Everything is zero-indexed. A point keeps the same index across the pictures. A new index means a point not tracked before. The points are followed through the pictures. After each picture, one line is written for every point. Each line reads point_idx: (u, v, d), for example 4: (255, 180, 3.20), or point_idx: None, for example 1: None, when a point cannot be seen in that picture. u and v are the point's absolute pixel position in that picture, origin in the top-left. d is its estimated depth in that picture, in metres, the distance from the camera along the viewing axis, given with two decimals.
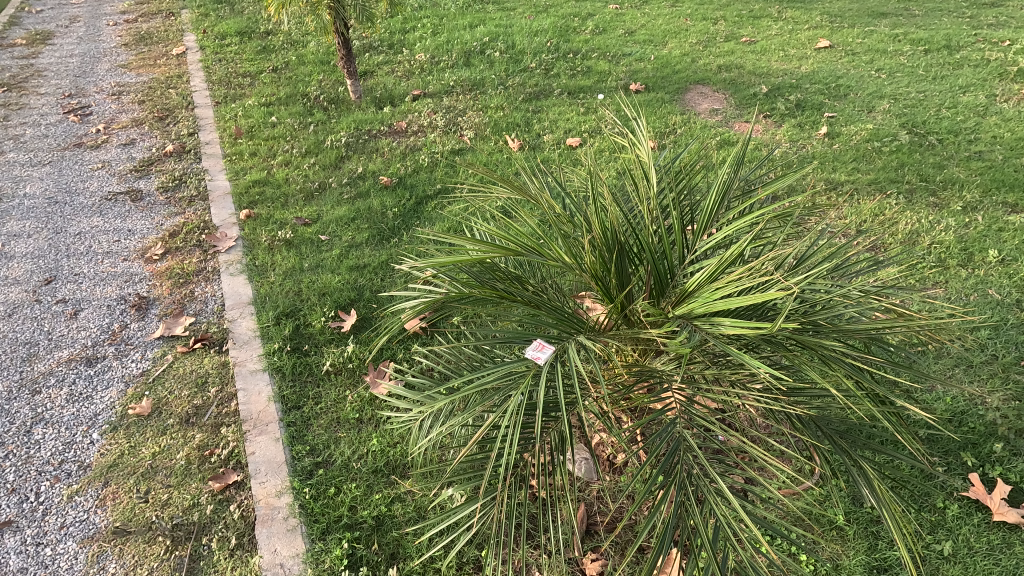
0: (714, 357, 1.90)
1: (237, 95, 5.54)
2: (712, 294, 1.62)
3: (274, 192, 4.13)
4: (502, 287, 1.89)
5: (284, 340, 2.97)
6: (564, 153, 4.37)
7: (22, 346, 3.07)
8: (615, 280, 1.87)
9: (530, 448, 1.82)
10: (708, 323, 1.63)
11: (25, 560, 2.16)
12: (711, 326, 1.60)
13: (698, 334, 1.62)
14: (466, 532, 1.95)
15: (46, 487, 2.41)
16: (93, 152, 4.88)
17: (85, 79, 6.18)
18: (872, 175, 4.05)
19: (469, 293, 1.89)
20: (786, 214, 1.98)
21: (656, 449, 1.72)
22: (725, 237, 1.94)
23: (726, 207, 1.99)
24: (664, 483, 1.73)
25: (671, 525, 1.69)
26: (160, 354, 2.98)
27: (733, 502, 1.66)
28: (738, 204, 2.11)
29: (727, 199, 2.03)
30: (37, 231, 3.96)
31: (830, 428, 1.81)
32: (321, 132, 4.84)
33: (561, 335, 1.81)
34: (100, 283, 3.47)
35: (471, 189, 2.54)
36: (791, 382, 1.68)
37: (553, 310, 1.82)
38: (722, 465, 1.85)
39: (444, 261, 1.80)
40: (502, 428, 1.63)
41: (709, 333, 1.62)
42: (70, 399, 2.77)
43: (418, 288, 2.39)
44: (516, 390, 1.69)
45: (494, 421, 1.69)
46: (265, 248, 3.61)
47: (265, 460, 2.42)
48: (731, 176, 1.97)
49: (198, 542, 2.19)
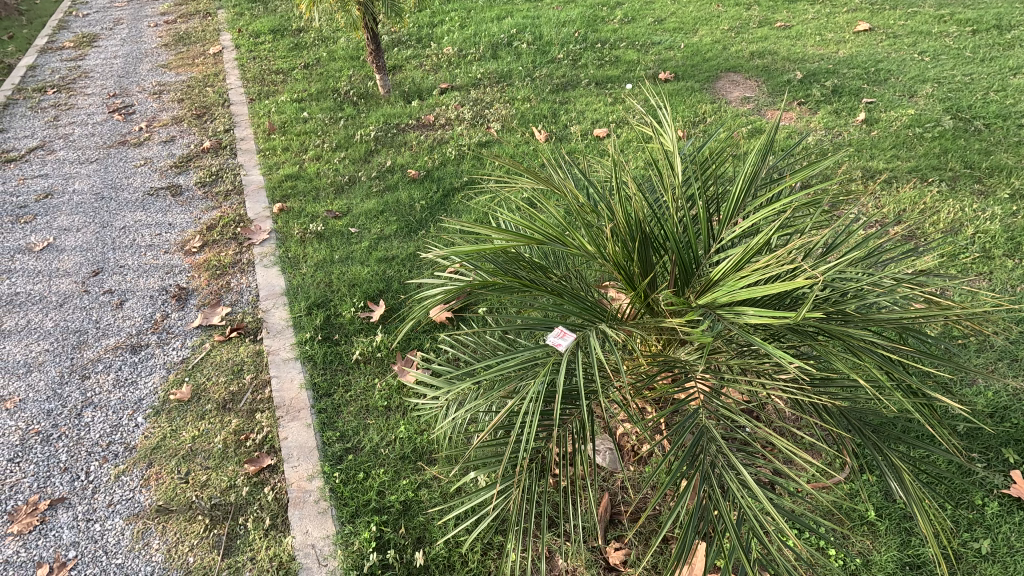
0: (740, 349, 1.86)
1: (270, 91, 5.68)
2: (737, 284, 1.59)
3: (306, 186, 4.25)
4: (525, 276, 1.89)
5: (315, 330, 3.07)
6: (591, 144, 4.34)
7: (73, 334, 3.24)
8: (638, 269, 1.86)
9: (552, 436, 1.83)
10: (732, 313, 1.60)
11: (77, 535, 2.30)
12: (734, 316, 1.58)
13: (721, 323, 1.59)
14: (488, 516, 1.98)
15: (95, 466, 2.55)
16: (136, 149, 5.08)
17: (129, 79, 6.43)
18: (913, 162, 3.90)
19: (492, 282, 1.89)
20: (816, 202, 1.93)
21: (680, 440, 1.69)
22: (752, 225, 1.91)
23: (754, 195, 1.94)
24: (688, 472, 1.72)
25: (696, 516, 1.68)
26: (199, 342, 3.10)
27: (758, 494, 1.64)
28: (766, 193, 2.06)
29: (754, 187, 1.98)
30: (85, 225, 4.16)
31: (861, 422, 1.75)
32: (351, 127, 4.92)
33: (583, 324, 1.81)
34: (144, 274, 3.63)
35: (496, 180, 2.56)
36: (819, 373, 1.64)
37: (575, 298, 1.81)
38: (747, 456, 1.83)
39: (467, 250, 1.82)
40: (522, 413, 1.64)
41: (733, 323, 1.60)
42: (117, 384, 2.91)
43: (444, 278, 2.42)
44: (537, 377, 1.69)
45: (515, 407, 1.70)
46: (298, 240, 3.72)
47: (296, 445, 2.51)
48: (758, 164, 1.94)
49: (235, 522, 2.28)
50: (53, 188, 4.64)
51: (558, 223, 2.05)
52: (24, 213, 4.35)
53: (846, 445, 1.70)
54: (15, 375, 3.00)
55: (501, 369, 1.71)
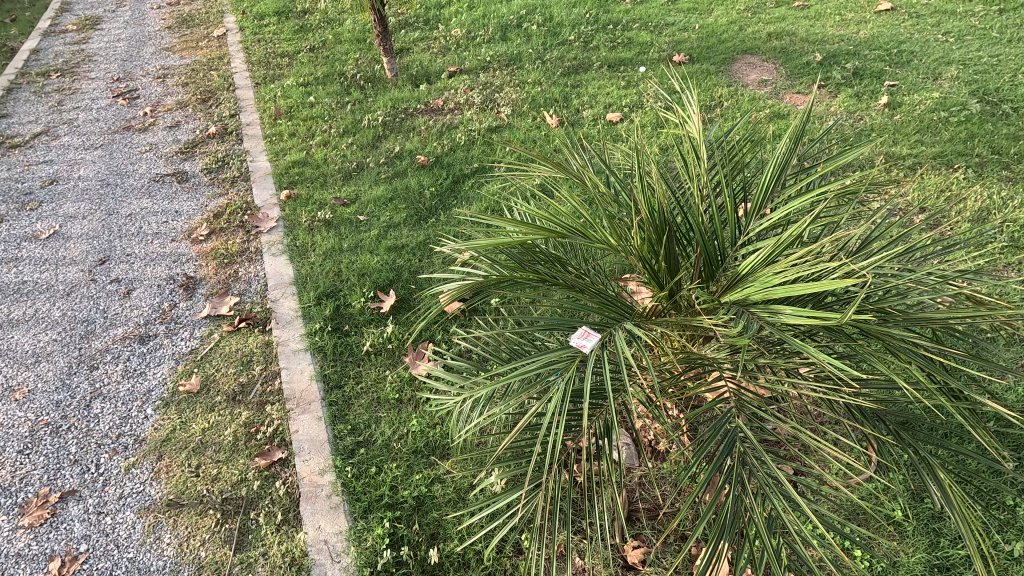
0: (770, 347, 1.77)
1: (276, 75, 5.58)
2: (773, 280, 1.49)
3: (314, 173, 4.18)
4: (543, 270, 1.81)
5: (325, 321, 3.02)
6: (604, 129, 4.23)
7: (81, 324, 3.20)
8: (662, 263, 1.77)
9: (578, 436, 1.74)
10: (766, 312, 1.52)
11: (88, 528, 2.28)
12: (770, 316, 1.49)
13: (758, 323, 1.50)
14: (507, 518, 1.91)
15: (105, 459, 2.52)
16: (141, 135, 5.01)
17: (132, 63, 6.34)
18: (938, 148, 3.78)
19: (510, 277, 1.81)
20: (851, 192, 1.83)
21: (711, 444, 1.62)
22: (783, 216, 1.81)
23: (785, 185, 1.85)
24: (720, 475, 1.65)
25: (731, 519, 1.61)
26: (207, 333, 3.05)
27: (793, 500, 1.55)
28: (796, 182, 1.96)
29: (784, 177, 1.89)
30: (91, 212, 4.11)
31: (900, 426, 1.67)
32: (358, 111, 4.83)
33: (606, 321, 1.72)
34: (151, 263, 3.57)
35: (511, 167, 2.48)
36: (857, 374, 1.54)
37: (597, 294, 1.73)
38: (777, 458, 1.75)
39: (483, 244, 1.74)
40: (546, 416, 1.52)
41: (768, 322, 1.51)
42: (126, 375, 2.88)
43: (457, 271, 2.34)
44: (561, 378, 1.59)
45: (539, 409, 1.60)
46: (306, 229, 3.66)
47: (308, 438, 2.48)
48: (789, 152, 1.84)
49: (247, 516, 2.25)
50: (58, 174, 4.59)
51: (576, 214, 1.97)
52: (30, 200, 4.30)
53: (884, 452, 1.62)
54: (24, 365, 2.97)
55: (523, 368, 1.60)
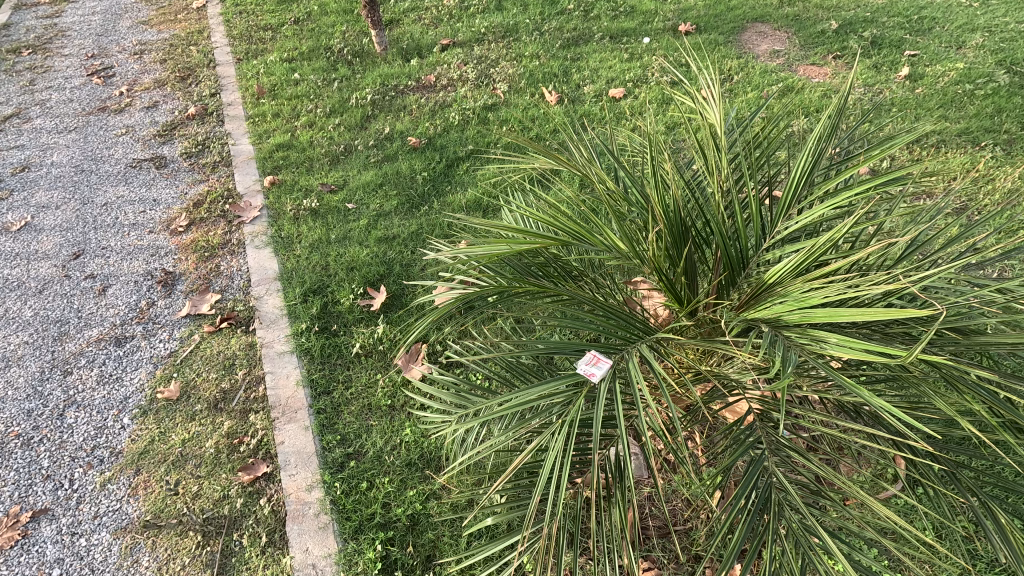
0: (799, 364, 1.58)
1: (259, 50, 5.27)
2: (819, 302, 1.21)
3: (299, 157, 3.94)
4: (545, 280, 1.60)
5: (311, 320, 2.83)
6: (606, 107, 3.98)
7: (54, 324, 3.02)
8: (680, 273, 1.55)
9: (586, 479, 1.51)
10: (807, 339, 1.24)
11: (61, 551, 2.14)
12: (811, 345, 1.22)
13: (798, 353, 1.23)
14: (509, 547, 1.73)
15: (79, 473, 2.37)
16: (117, 117, 4.74)
17: (107, 38, 6.00)
18: (963, 124, 3.54)
19: (507, 286, 1.60)
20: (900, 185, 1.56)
21: (744, 489, 1.38)
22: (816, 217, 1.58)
23: (816, 181, 1.63)
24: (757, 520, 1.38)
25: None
26: (187, 334, 2.87)
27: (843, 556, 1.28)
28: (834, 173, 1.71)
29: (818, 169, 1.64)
30: (65, 202, 3.88)
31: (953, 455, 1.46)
32: (346, 89, 4.55)
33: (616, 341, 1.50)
34: (127, 257, 3.37)
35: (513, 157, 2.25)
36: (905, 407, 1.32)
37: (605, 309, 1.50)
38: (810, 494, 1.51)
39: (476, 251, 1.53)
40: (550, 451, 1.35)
41: (808, 352, 1.25)
42: (101, 381, 2.71)
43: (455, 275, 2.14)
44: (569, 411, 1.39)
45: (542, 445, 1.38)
46: (291, 218, 3.45)
47: (294, 451, 2.32)
48: (824, 141, 1.59)
49: (230, 537, 2.10)
50: (30, 159, 4.34)
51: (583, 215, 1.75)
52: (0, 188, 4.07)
53: (935, 487, 1.42)
54: None
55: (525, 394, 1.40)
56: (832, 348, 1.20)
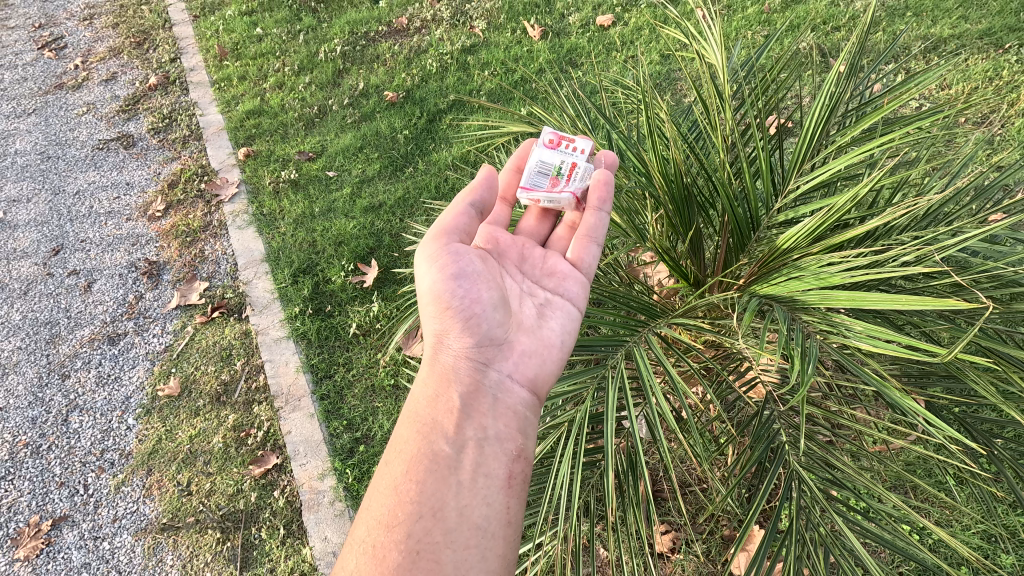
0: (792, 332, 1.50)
1: (216, 4, 4.97)
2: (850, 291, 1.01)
3: (272, 123, 3.70)
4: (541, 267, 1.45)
5: (304, 302, 2.73)
6: (594, 37, 3.63)
7: (44, 327, 2.96)
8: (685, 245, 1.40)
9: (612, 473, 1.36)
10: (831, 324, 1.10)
11: (87, 555, 2.18)
12: (836, 330, 1.08)
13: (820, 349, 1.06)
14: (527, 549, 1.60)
15: (93, 478, 2.38)
16: (76, 94, 4.47)
17: (53, 4, 5.66)
18: (985, 24, 3.22)
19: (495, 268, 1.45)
20: (928, 127, 1.34)
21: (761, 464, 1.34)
22: (834, 171, 1.39)
23: (835, 125, 1.44)
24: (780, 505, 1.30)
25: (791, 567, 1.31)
26: (180, 326, 2.80)
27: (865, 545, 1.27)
28: (849, 118, 1.49)
29: (835, 117, 1.42)
30: (35, 193, 3.72)
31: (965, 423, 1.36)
32: (313, 41, 4.24)
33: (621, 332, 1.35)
34: (109, 249, 3.26)
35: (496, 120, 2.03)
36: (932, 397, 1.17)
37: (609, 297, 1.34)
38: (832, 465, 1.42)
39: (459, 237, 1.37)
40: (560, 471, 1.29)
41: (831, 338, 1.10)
42: (100, 382, 2.68)
43: None
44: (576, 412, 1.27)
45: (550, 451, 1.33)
46: (272, 192, 3.28)
47: (302, 440, 2.30)
48: (842, 82, 1.36)
49: (248, 531, 2.12)
50: None
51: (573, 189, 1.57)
52: None
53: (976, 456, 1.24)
54: None
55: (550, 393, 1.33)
56: (855, 339, 1.05)
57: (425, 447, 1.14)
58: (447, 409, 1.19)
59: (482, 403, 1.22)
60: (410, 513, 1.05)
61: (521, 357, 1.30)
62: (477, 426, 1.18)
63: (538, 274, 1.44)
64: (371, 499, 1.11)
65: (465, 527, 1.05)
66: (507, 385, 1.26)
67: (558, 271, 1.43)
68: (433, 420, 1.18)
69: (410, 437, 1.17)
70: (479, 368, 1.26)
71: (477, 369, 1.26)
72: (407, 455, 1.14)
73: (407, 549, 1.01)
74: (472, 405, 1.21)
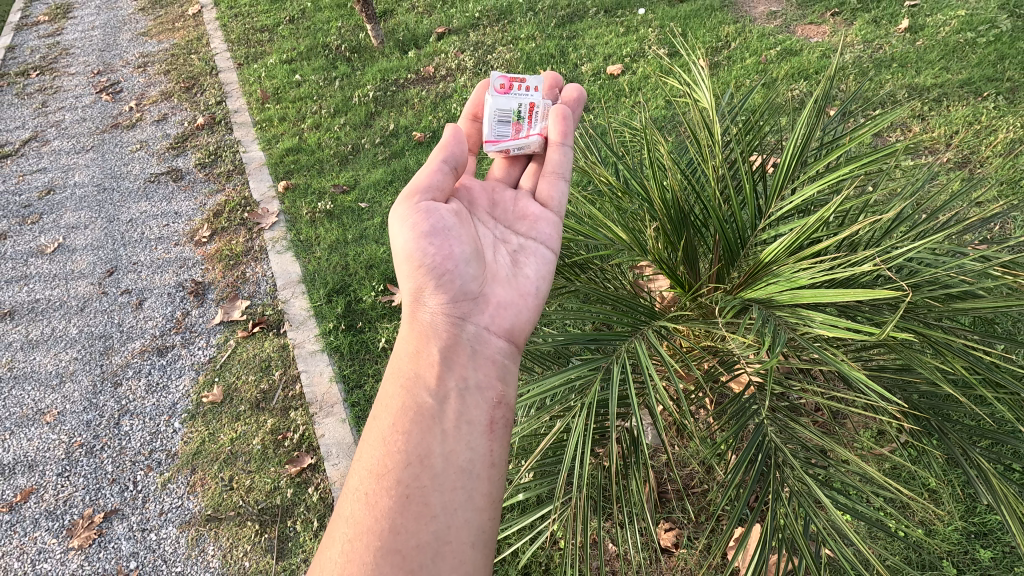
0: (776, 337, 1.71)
1: (258, 53, 5.45)
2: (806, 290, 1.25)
3: (309, 159, 4.05)
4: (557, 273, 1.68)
5: (337, 319, 2.98)
6: (605, 84, 3.98)
7: (99, 340, 3.23)
8: (682, 258, 1.63)
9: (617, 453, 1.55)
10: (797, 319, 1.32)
11: (135, 545, 2.37)
12: (801, 322, 1.30)
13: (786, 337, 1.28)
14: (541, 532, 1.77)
15: (141, 475, 2.59)
16: (130, 132, 4.90)
17: (110, 53, 6.22)
18: (964, 74, 3.51)
19: None
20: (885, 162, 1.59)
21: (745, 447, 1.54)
22: (807, 198, 1.63)
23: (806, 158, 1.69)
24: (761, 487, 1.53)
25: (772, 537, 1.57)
26: (223, 340, 3.05)
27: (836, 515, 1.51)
28: (821, 154, 1.74)
29: (807, 152, 1.68)
30: (92, 221, 4.07)
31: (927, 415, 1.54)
32: (347, 87, 4.64)
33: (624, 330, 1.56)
34: (158, 270, 3.56)
35: None
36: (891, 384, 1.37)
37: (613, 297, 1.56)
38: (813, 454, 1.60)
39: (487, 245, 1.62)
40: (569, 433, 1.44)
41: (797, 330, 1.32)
42: (149, 390, 2.92)
43: None
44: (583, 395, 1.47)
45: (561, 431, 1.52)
46: (309, 221, 3.59)
47: (334, 442, 2.50)
48: (812, 124, 1.62)
49: (284, 524, 2.31)
50: (54, 182, 4.52)
51: (585, 211, 1.83)
52: (29, 212, 4.26)
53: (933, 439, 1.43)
54: (50, 387, 3.04)
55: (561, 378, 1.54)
56: (815, 327, 1.26)
57: (409, 398, 1.26)
58: (427, 363, 1.32)
59: (462, 357, 1.34)
60: (398, 462, 1.17)
61: (495, 310, 1.44)
62: (458, 377, 1.30)
63: (512, 217, 1.64)
64: (362, 450, 1.22)
65: (451, 470, 1.18)
66: (484, 336, 1.40)
67: (530, 214, 1.63)
68: (414, 373, 1.30)
69: (393, 391, 1.29)
70: (455, 323, 1.39)
71: (454, 325, 1.39)
72: (391, 408, 1.27)
73: (398, 493, 1.13)
74: (451, 357, 1.33)
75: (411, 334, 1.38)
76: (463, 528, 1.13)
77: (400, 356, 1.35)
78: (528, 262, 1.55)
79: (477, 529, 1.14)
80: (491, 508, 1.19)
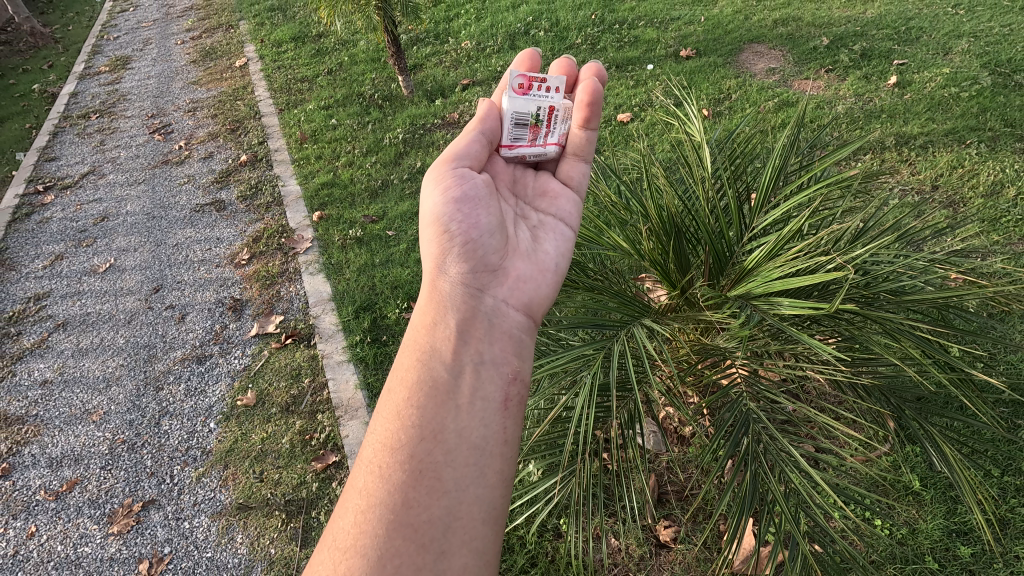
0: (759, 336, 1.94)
1: (298, 100, 5.97)
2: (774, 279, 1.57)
3: (342, 192, 4.41)
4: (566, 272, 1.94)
5: (364, 332, 3.23)
6: (615, 130, 4.34)
7: (143, 349, 3.50)
8: (675, 263, 1.88)
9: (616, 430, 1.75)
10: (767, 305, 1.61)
11: (170, 532, 2.55)
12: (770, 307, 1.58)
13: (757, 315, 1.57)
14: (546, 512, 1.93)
15: (178, 470, 2.79)
16: (179, 168, 5.36)
17: (164, 99, 6.83)
18: (949, 124, 3.79)
19: None
20: (850, 182, 1.84)
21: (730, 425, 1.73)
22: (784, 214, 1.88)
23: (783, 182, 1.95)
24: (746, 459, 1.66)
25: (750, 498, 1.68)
26: (257, 350, 3.31)
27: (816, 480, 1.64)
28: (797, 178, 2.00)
29: (784, 175, 1.94)
30: (141, 244, 4.43)
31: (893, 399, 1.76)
32: (378, 130, 5.08)
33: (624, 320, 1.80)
34: (200, 289, 3.87)
35: None
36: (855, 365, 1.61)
37: (615, 293, 1.81)
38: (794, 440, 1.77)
39: None
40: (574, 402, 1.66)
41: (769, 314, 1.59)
42: (188, 394, 3.16)
43: None
44: (587, 372, 1.70)
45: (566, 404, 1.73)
46: (340, 247, 3.90)
47: (357, 442, 2.69)
48: (787, 151, 1.89)
49: (309, 515, 2.48)
50: (108, 211, 4.94)
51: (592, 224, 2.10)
52: (85, 236, 4.66)
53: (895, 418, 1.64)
54: (97, 390, 3.29)
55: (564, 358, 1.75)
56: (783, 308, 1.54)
57: (426, 368, 1.37)
58: (443, 336, 1.43)
59: (478, 335, 1.46)
60: (411, 437, 1.24)
61: (511, 289, 1.59)
62: (474, 353, 1.42)
63: (534, 196, 1.89)
64: (376, 423, 1.30)
65: (464, 446, 1.26)
66: (500, 311, 1.54)
67: (552, 191, 1.89)
68: (430, 347, 1.40)
69: (408, 362, 1.39)
70: (474, 298, 1.53)
71: (472, 302, 1.52)
72: (406, 379, 1.36)
73: (411, 467, 1.20)
74: (468, 331, 1.45)
75: (427, 309, 1.49)
76: (473, 503, 1.21)
77: (417, 330, 1.45)
78: (546, 238, 1.76)
79: (486, 504, 1.22)
80: (502, 486, 1.28)
